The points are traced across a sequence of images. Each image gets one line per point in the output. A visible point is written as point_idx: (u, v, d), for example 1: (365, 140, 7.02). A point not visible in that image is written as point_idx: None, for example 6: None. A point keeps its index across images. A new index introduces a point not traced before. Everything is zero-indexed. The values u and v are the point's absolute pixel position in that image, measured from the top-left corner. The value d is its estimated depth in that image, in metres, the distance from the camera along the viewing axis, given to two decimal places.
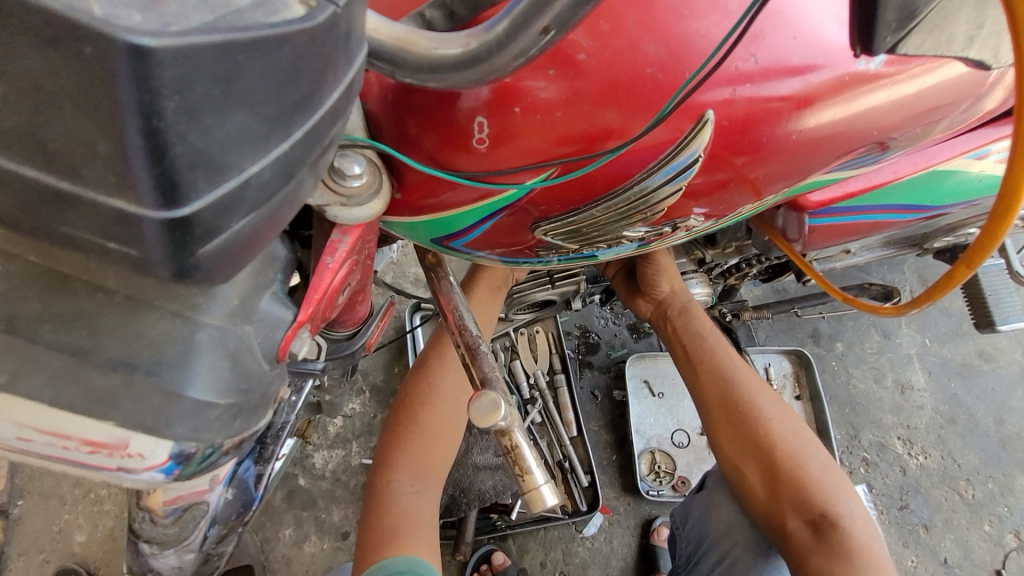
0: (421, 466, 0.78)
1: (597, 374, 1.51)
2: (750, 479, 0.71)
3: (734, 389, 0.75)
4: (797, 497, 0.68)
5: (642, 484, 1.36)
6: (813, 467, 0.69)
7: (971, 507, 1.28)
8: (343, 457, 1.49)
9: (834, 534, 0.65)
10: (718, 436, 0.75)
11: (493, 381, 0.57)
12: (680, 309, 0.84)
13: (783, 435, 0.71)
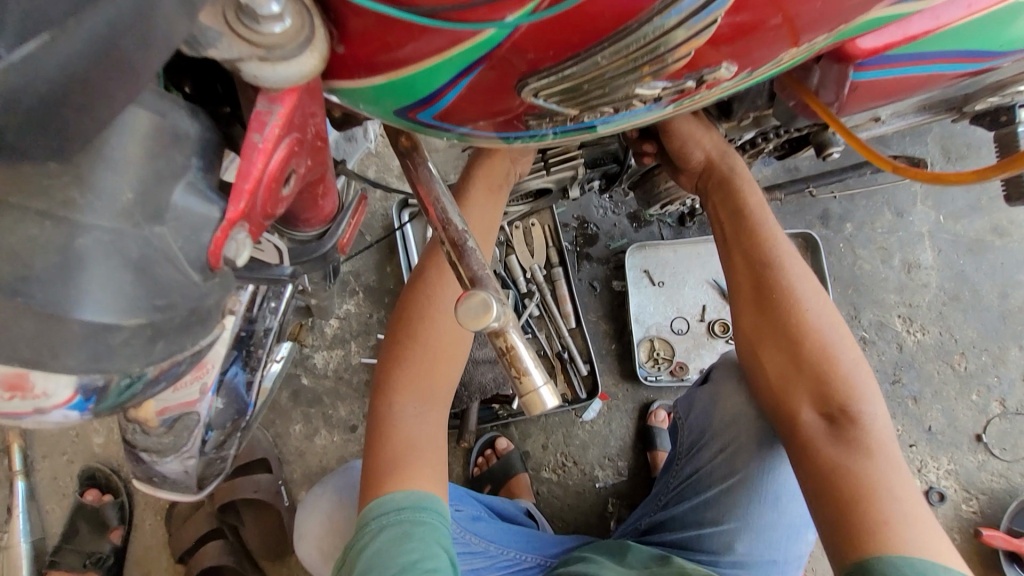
0: (425, 389, 0.76)
1: (596, 265, 1.47)
2: (772, 364, 0.69)
3: (772, 275, 0.70)
4: (819, 387, 0.66)
5: (640, 371, 1.38)
6: (843, 362, 0.67)
7: (961, 378, 1.31)
8: (343, 356, 1.50)
9: (848, 426, 0.64)
10: (745, 320, 0.71)
11: (487, 283, 0.51)
12: (722, 183, 0.77)
13: (817, 327, 0.68)
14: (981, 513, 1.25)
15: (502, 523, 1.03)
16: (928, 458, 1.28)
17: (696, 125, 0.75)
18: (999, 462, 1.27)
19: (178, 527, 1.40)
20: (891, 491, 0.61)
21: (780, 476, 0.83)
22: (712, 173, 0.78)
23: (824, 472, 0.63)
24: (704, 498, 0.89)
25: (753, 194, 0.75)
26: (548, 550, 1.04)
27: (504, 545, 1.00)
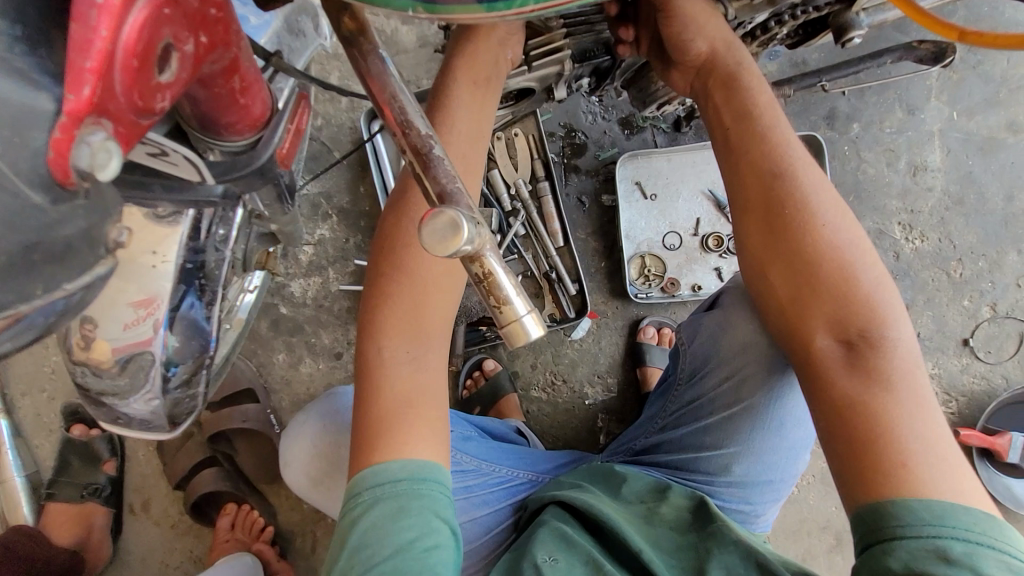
0: (418, 329, 0.70)
1: (584, 178, 1.37)
2: (778, 287, 0.63)
3: (784, 187, 0.63)
4: (833, 310, 0.61)
5: (631, 288, 1.33)
6: (863, 282, 0.61)
7: (955, 284, 1.29)
8: (321, 283, 1.43)
9: (867, 352, 0.59)
10: (751, 241, 0.65)
11: (459, 199, 0.43)
12: (728, 83, 0.68)
13: (836, 244, 0.61)
14: (959, 414, 1.28)
15: (495, 443, 1.03)
16: None
17: (700, 10, 0.67)
18: (983, 365, 1.28)
19: (171, 457, 1.40)
20: (908, 424, 0.56)
21: (790, 403, 0.81)
22: (719, 71, 0.68)
23: (837, 404, 0.59)
24: (705, 424, 0.88)
25: (765, 95, 0.66)
26: (541, 466, 1.04)
27: (496, 463, 0.99)
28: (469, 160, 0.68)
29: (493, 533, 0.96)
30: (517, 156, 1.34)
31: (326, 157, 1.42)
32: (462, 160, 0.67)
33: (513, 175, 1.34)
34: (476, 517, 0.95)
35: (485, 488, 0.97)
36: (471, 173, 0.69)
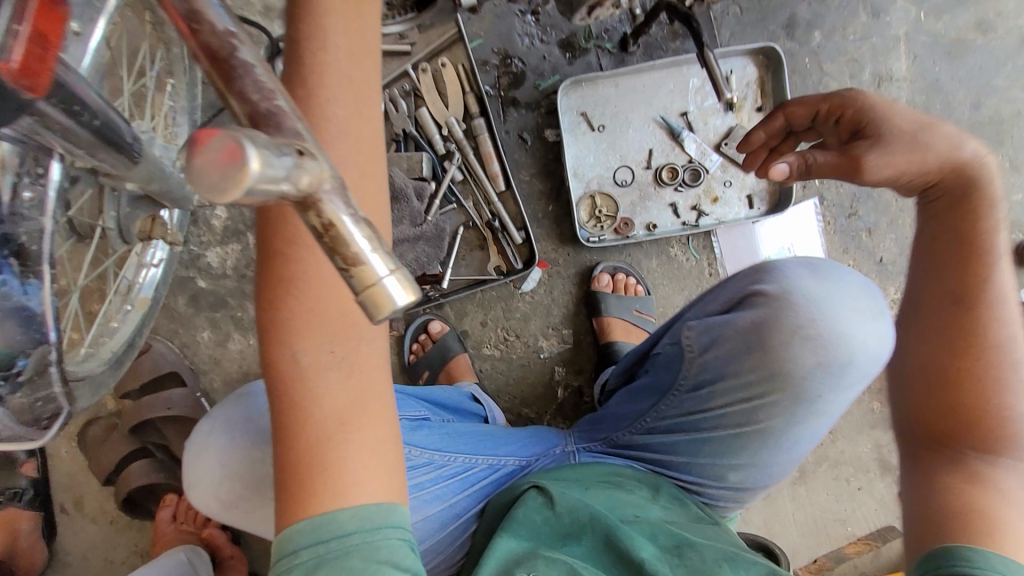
0: (347, 324, 0.54)
1: (524, 112, 1.23)
2: (918, 378, 0.67)
3: (966, 314, 0.64)
4: (957, 416, 0.64)
5: (581, 233, 1.22)
6: (1004, 415, 0.63)
7: (919, 204, 1.23)
8: (241, 250, 1.28)
9: (972, 461, 0.63)
10: (913, 337, 0.68)
11: (283, 122, 0.31)
12: (938, 200, 0.67)
13: (993, 379, 0.63)
14: None
15: (448, 426, 0.86)
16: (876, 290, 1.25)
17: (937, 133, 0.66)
18: None
19: (95, 452, 1.29)
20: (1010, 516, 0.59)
21: (805, 424, 0.76)
22: (944, 189, 0.66)
23: (937, 487, 0.62)
24: (706, 435, 0.82)
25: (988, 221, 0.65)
26: (505, 447, 0.87)
27: (450, 450, 0.82)
28: (358, 84, 0.48)
29: (452, 527, 0.81)
30: (446, 91, 1.19)
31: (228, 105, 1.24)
32: (342, 81, 0.48)
33: (443, 113, 1.19)
34: (430, 515, 0.79)
35: (437, 482, 0.80)
36: (366, 101, 0.49)
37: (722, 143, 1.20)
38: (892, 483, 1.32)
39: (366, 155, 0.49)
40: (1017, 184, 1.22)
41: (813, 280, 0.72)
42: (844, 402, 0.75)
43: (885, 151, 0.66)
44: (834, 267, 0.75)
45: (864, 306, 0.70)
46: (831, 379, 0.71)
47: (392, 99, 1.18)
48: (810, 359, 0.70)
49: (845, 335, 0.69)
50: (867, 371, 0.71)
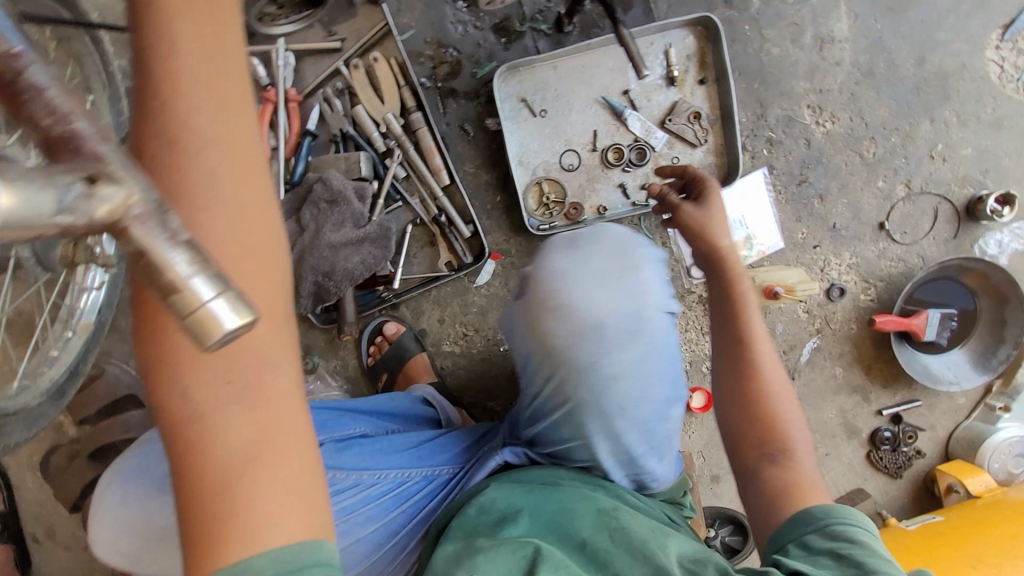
0: (244, 352, 0.46)
1: (463, 102, 1.20)
2: (725, 400, 0.78)
3: (745, 349, 0.78)
4: (751, 429, 0.74)
5: (530, 222, 1.20)
6: (784, 424, 0.74)
7: (869, 166, 1.22)
8: None
9: (771, 464, 0.71)
10: (719, 371, 0.80)
11: (81, 146, 0.30)
12: (711, 263, 0.82)
13: (771, 399, 0.75)
14: (878, 300, 1.26)
15: (382, 442, 0.86)
16: (831, 256, 1.25)
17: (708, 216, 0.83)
18: (899, 247, 1.24)
19: (61, 480, 1.27)
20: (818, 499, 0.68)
21: (613, 392, 0.69)
22: (715, 265, 0.82)
23: (765, 484, 0.70)
24: (546, 420, 0.75)
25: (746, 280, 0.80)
26: (440, 457, 0.86)
27: (380, 468, 0.81)
28: (222, 90, 0.45)
29: (389, 546, 0.80)
30: (380, 86, 1.15)
31: None
32: (205, 90, 0.44)
33: (379, 109, 1.15)
34: (362, 537, 0.78)
35: (368, 503, 0.79)
36: (233, 107, 0.46)
37: (666, 119, 1.18)
38: (859, 446, 1.33)
39: (246, 177, 0.46)
40: (964, 139, 1.22)
41: (561, 254, 0.73)
42: (637, 364, 0.68)
43: (697, 220, 0.83)
44: (590, 235, 0.75)
45: (605, 272, 0.70)
46: (599, 341, 0.67)
47: (327, 99, 1.16)
48: (561, 328, 0.67)
49: (584, 298, 0.68)
50: (631, 324, 0.68)
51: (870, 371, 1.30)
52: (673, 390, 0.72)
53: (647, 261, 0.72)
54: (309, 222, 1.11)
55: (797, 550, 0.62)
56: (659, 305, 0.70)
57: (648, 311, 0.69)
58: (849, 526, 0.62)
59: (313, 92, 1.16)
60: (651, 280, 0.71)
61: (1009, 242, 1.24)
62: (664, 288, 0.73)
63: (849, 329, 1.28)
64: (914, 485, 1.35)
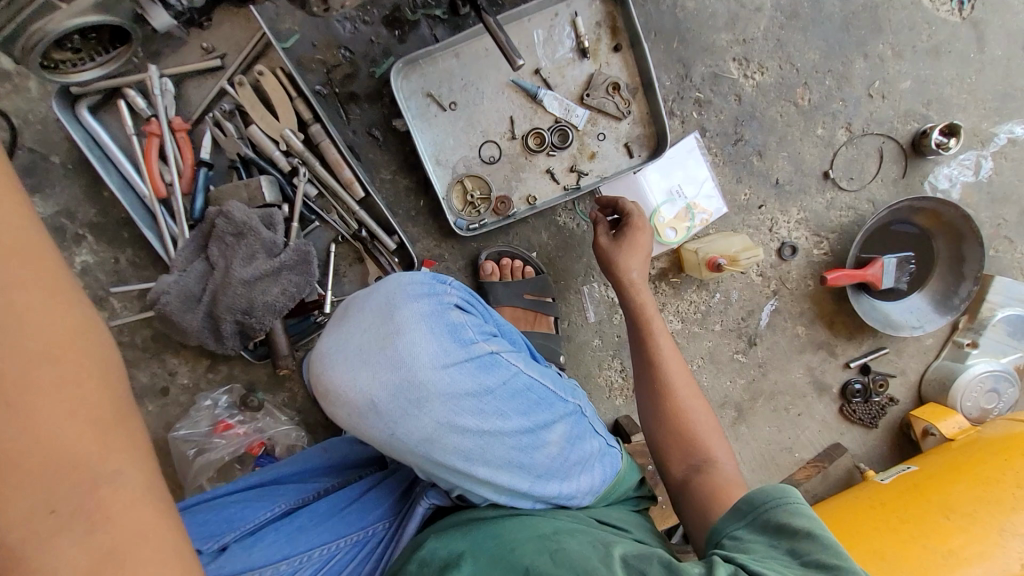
0: (67, 468, 0.42)
1: (366, 106, 1.12)
2: (651, 406, 0.93)
3: (665, 378, 0.93)
4: (681, 441, 0.88)
5: (458, 223, 1.13)
6: (701, 431, 0.89)
7: (805, 114, 1.15)
8: (109, 317, 1.19)
9: (696, 479, 0.85)
10: (643, 379, 0.96)
11: None
12: (623, 287, 1.01)
13: (694, 422, 0.90)
14: (832, 252, 1.21)
15: (299, 518, 0.84)
16: (778, 214, 1.18)
17: (629, 248, 1.01)
18: (847, 194, 1.18)
19: None
20: (732, 490, 0.82)
21: (435, 451, 0.64)
22: (628, 297, 1.00)
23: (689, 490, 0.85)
24: None
25: (658, 317, 0.98)
26: (368, 518, 0.86)
27: (300, 552, 0.79)
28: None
29: None
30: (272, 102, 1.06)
31: (45, 166, 1.13)
32: None
33: (275, 127, 1.06)
34: None
35: None
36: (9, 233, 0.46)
37: (584, 94, 1.10)
38: (831, 402, 1.30)
39: (40, 274, 0.46)
40: (901, 72, 1.15)
41: (333, 332, 0.68)
42: (445, 420, 0.64)
43: (620, 250, 1.01)
44: (359, 299, 0.70)
45: (369, 341, 0.65)
46: (382, 419, 0.63)
47: (217, 123, 1.08)
48: (343, 412, 0.64)
49: (349, 380, 0.63)
50: (406, 393, 0.63)
51: (833, 326, 1.26)
52: (502, 430, 0.67)
53: (413, 315, 0.66)
54: (218, 259, 1.05)
55: (731, 542, 0.71)
56: (434, 361, 0.64)
57: (421, 373, 0.63)
58: (775, 507, 0.70)
59: (202, 117, 1.10)
60: (423, 337, 0.65)
61: (957, 174, 1.20)
62: (444, 336, 0.67)
63: (806, 286, 1.23)
64: (891, 433, 1.32)
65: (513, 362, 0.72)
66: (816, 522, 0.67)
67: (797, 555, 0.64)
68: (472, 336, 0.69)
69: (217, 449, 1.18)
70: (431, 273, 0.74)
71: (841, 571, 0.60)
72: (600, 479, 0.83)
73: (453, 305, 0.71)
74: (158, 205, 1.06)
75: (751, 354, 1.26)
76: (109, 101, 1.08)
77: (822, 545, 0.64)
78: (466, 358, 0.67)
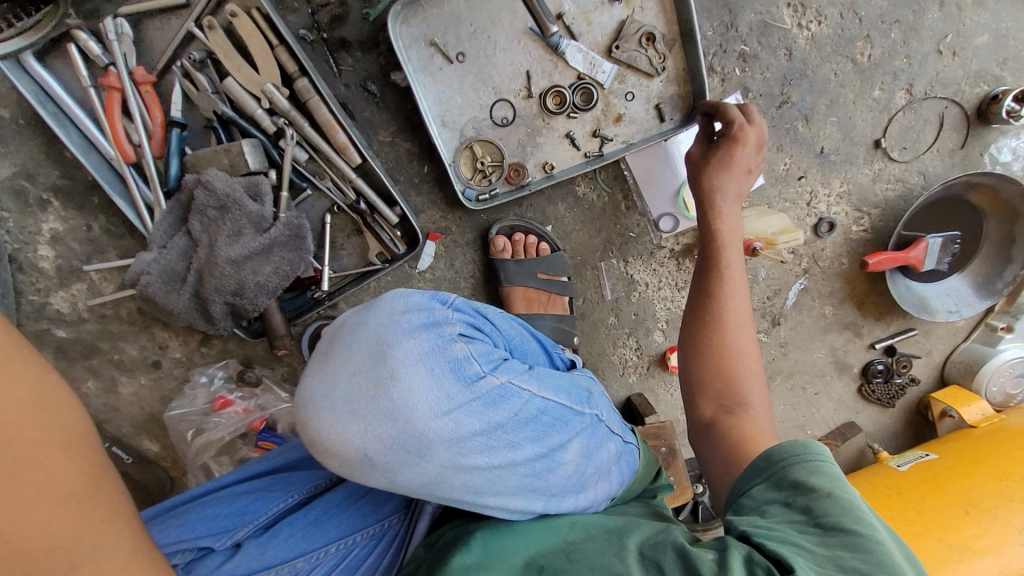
0: (38, 555, 0.35)
1: (360, 56, 0.97)
2: (693, 332, 0.81)
3: (717, 305, 0.81)
4: (723, 377, 0.77)
5: (467, 193, 1.02)
6: (745, 370, 0.77)
7: (863, 72, 1.02)
8: (88, 289, 1.10)
9: (726, 418, 0.73)
10: (696, 306, 0.83)
11: None
12: (705, 203, 0.87)
13: (743, 361, 0.78)
14: (872, 230, 1.12)
15: (314, 510, 0.78)
16: (819, 187, 1.07)
17: (723, 164, 0.85)
18: (897, 166, 1.07)
19: None
20: (765, 440, 0.69)
21: (440, 493, 0.59)
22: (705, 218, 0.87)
23: (716, 426, 0.73)
24: None
25: (734, 246, 0.84)
26: (382, 512, 0.79)
27: (315, 549, 0.74)
28: None
29: None
30: (250, 50, 0.91)
31: None
32: None
33: (255, 81, 0.92)
34: None
35: None
36: None
37: (613, 46, 0.96)
38: (850, 382, 1.25)
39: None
40: (980, 25, 1.02)
41: (316, 372, 0.60)
42: (449, 464, 0.58)
43: (707, 166, 0.86)
44: (345, 334, 0.61)
45: (359, 388, 0.57)
46: (379, 470, 0.57)
47: (188, 73, 0.93)
48: (334, 462, 0.57)
49: (338, 432, 0.56)
50: (404, 445, 0.56)
51: (863, 307, 1.19)
52: (513, 462, 0.61)
53: (409, 356, 0.58)
54: (201, 234, 0.94)
55: (745, 500, 0.60)
56: (434, 408, 0.57)
57: (420, 423, 0.56)
58: (793, 463, 0.58)
59: (169, 66, 0.94)
60: (421, 380, 0.58)
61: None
62: (445, 376, 0.59)
63: (840, 265, 1.15)
64: (906, 412, 1.30)
65: (523, 387, 0.64)
66: (840, 481, 0.56)
67: (813, 516, 0.53)
68: (477, 369, 0.62)
69: (216, 427, 1.15)
70: (428, 293, 0.66)
71: (863, 538, 0.50)
72: (617, 481, 0.76)
73: (455, 336, 0.63)
74: (127, 168, 0.94)
75: (774, 334, 1.19)
76: (57, 44, 0.92)
77: (843, 507, 0.53)
78: (471, 397, 0.60)
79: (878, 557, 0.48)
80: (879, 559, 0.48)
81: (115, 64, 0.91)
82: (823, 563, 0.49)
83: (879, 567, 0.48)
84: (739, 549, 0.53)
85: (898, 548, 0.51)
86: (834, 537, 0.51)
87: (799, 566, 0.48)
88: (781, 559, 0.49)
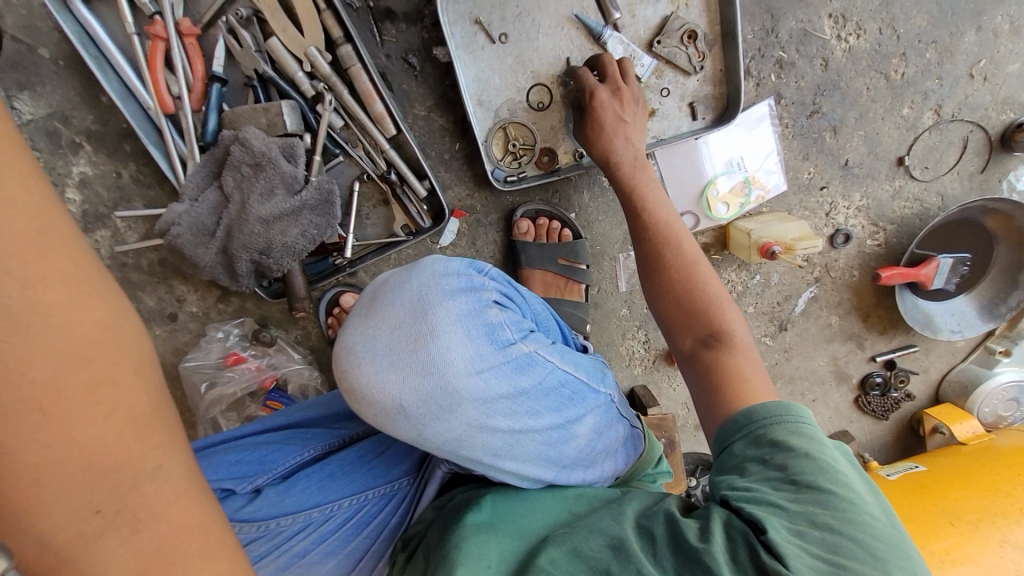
0: (107, 468, 0.37)
1: (404, 28, 0.98)
2: (653, 275, 0.82)
3: (659, 252, 0.83)
4: (692, 308, 0.77)
5: (497, 174, 1.04)
6: (710, 294, 0.78)
7: (895, 90, 1.04)
8: (112, 237, 1.11)
9: (707, 352, 0.73)
10: (639, 261, 0.86)
11: None
12: (608, 166, 0.91)
13: (705, 285, 0.79)
14: (886, 245, 1.14)
15: (330, 465, 0.80)
16: (839, 198, 1.10)
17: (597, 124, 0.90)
18: (917, 184, 1.10)
19: None
20: (749, 367, 0.69)
21: (461, 450, 0.61)
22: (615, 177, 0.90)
23: (703, 363, 0.72)
24: None
25: (651, 192, 0.88)
26: (394, 473, 0.82)
27: (329, 502, 0.77)
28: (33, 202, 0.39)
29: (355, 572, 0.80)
30: (296, 12, 0.92)
31: (33, 60, 1.00)
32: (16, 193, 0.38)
33: (299, 43, 0.92)
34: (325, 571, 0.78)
35: (324, 540, 0.77)
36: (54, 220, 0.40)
37: (654, 40, 0.97)
38: (848, 392, 1.29)
39: (68, 267, 0.39)
40: (1012, 53, 1.04)
41: (358, 324, 0.63)
42: (474, 423, 0.60)
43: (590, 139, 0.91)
44: (388, 291, 0.63)
45: (400, 343, 0.59)
46: (410, 421, 0.59)
47: (233, 30, 0.94)
48: (369, 410, 0.60)
49: (377, 382, 0.58)
50: (438, 399, 0.58)
51: (868, 319, 1.22)
52: (533, 429, 0.63)
53: (449, 315, 0.61)
54: (234, 190, 0.95)
55: (726, 459, 0.61)
56: (469, 366, 0.59)
57: (454, 379, 0.59)
58: (773, 424, 0.59)
59: (214, 21, 0.95)
60: (458, 339, 0.60)
61: None
62: (480, 338, 0.61)
63: (850, 277, 1.18)
64: (898, 425, 1.34)
65: (548, 358, 0.67)
66: (820, 442, 0.56)
67: (788, 473, 0.54)
68: (508, 336, 0.64)
69: (228, 382, 1.17)
70: (465, 261, 0.68)
71: (838, 497, 0.51)
72: (623, 462, 0.79)
73: (491, 302, 0.65)
74: (164, 120, 0.95)
75: (779, 338, 1.22)
76: None
77: (819, 466, 0.53)
78: (502, 360, 0.62)
79: (851, 515, 0.50)
80: (850, 515, 0.50)
81: (161, 14, 0.91)
82: (797, 520, 0.50)
83: (850, 523, 0.49)
84: (721, 515, 0.54)
85: (875, 506, 0.52)
86: (808, 494, 0.52)
87: (772, 525, 0.50)
88: (755, 519, 0.51)
